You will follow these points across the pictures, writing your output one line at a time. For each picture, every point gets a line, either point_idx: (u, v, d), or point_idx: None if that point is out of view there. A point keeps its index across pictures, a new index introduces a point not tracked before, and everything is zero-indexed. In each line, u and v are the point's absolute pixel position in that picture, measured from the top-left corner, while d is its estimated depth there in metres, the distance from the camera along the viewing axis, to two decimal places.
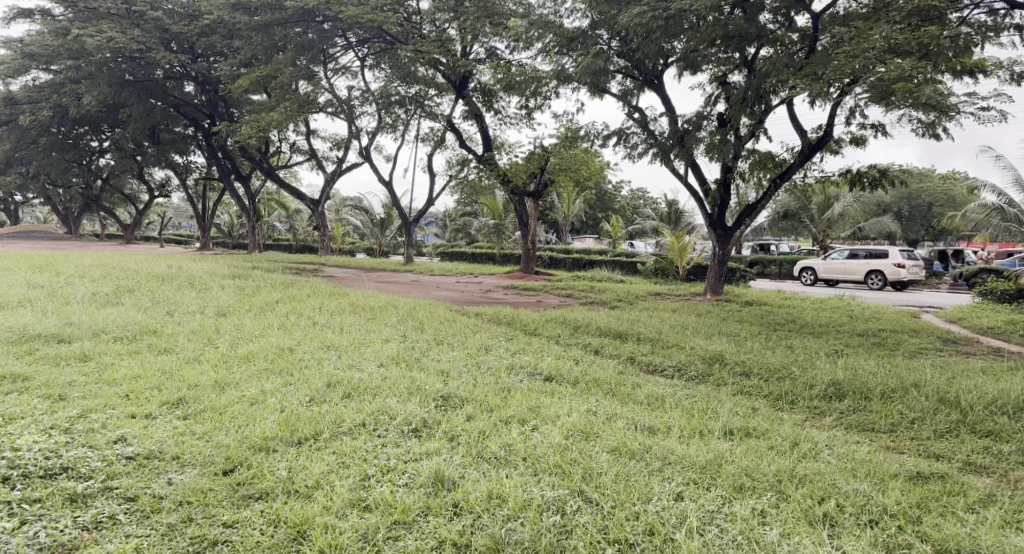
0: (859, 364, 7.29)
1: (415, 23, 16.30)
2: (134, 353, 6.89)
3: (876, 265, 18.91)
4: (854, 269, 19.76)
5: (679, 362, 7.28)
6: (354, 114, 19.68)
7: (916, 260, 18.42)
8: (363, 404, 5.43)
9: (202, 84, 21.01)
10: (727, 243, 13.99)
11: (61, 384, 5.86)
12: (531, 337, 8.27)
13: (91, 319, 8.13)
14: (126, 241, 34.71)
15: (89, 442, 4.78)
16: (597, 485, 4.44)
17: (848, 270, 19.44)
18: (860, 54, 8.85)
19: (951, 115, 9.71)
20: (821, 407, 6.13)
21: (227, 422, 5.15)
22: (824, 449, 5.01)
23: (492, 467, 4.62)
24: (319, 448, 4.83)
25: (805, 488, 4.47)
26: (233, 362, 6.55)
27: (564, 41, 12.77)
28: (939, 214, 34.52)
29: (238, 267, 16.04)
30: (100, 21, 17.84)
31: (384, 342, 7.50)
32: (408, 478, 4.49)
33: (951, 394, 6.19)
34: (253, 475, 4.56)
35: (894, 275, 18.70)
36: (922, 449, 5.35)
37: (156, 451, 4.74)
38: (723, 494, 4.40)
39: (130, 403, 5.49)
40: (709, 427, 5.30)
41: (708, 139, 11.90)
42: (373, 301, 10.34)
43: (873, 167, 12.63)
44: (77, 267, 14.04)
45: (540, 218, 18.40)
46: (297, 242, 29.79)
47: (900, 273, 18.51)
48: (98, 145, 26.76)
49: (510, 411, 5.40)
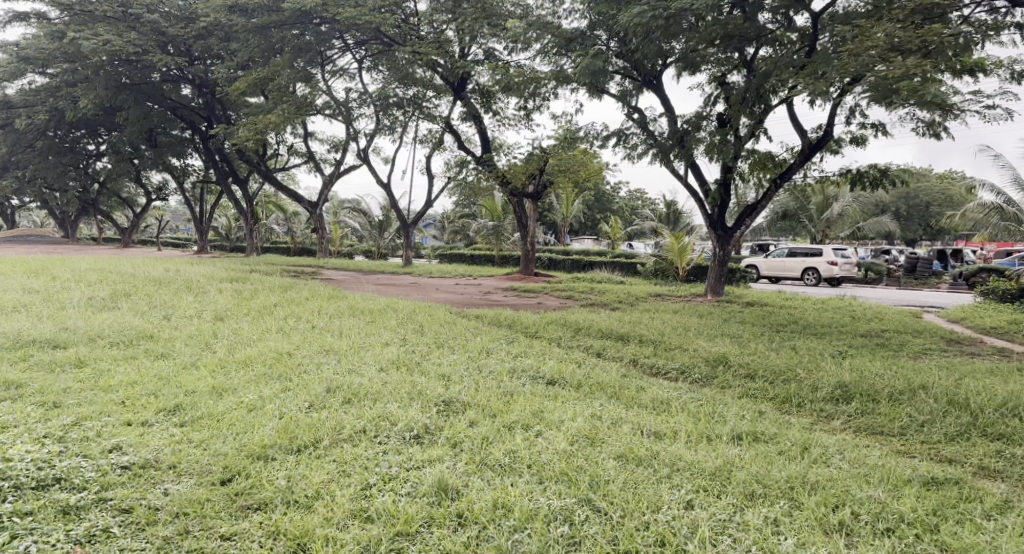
0: (865, 366, 7.19)
1: (413, 24, 16.22)
2: (131, 358, 6.77)
3: (811, 263, 20.33)
4: (794, 266, 21.12)
5: (682, 365, 7.18)
6: (352, 116, 19.57)
7: (848, 259, 19.80)
8: (363, 410, 5.33)
9: (199, 86, 20.93)
10: (727, 243, 13.90)
11: (55, 391, 5.75)
12: (532, 340, 8.17)
13: (88, 324, 8.02)
14: (123, 244, 34.62)
15: (83, 451, 4.67)
16: (605, 493, 4.35)
17: (787, 267, 20.83)
18: (863, 53, 8.78)
19: (955, 115, 9.63)
20: (828, 410, 6.04)
21: (224, 429, 5.04)
22: (836, 454, 4.91)
23: (496, 475, 4.52)
24: (319, 457, 4.73)
25: (817, 495, 4.38)
26: (230, 367, 6.44)
27: (562, 42, 12.68)
28: (938, 214, 34.49)
29: (236, 270, 15.92)
30: (96, 23, 17.74)
31: (384, 346, 7.40)
32: (410, 488, 4.39)
33: (960, 396, 6.09)
34: (252, 485, 4.45)
35: (827, 273, 20.10)
36: (933, 452, 5.27)
37: (152, 460, 4.63)
38: (734, 502, 4.30)
39: (125, 410, 5.38)
40: (716, 432, 5.21)
41: (708, 139, 11.81)
42: (372, 304, 10.23)
43: (874, 166, 12.55)
44: (73, 271, 13.91)
45: (539, 219, 18.29)
46: (295, 244, 29.67)
47: (834, 269, 19.90)
48: (95, 148, 26.66)
49: (513, 417, 5.30)
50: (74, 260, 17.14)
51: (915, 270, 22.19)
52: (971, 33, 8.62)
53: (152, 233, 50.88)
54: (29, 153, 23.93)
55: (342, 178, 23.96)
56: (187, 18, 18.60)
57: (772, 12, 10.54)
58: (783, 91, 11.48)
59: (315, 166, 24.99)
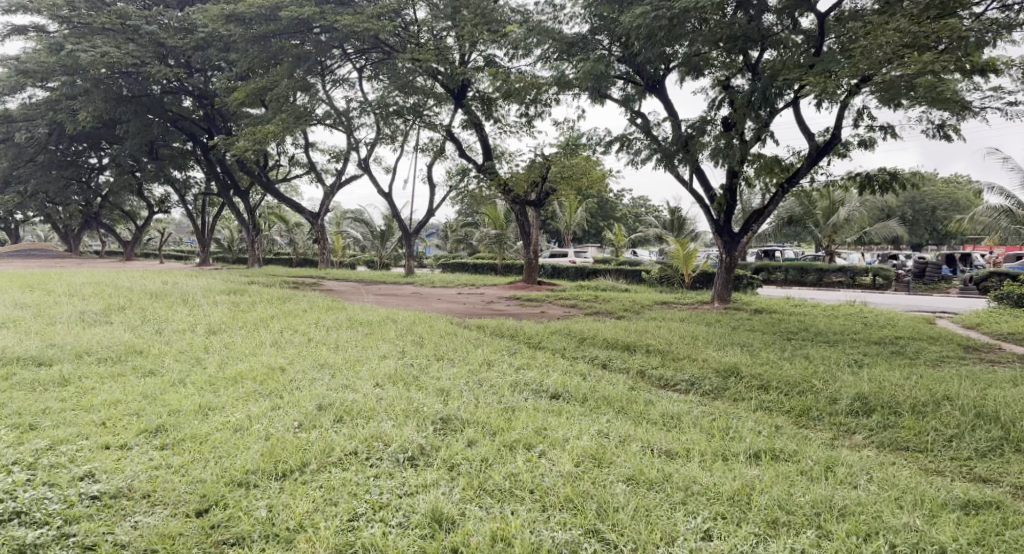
0: (884, 375, 6.87)
1: (413, 32, 15.92)
2: (118, 376, 6.47)
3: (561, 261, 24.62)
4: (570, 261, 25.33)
5: (692, 377, 6.85)
6: (352, 125, 19.33)
7: (582, 259, 23.80)
8: (356, 429, 4.99)
9: (199, 97, 20.70)
10: (734, 249, 13.50)
11: (34, 412, 5.44)
12: (535, 351, 7.84)
13: (77, 340, 7.71)
14: (124, 257, 34.45)
15: (51, 480, 4.37)
16: (614, 523, 4.03)
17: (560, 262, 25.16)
18: (876, 49, 8.45)
19: (971, 113, 9.28)
20: (848, 424, 5.72)
21: (206, 453, 4.72)
22: (862, 474, 4.58)
23: (495, 503, 4.20)
24: (305, 482, 4.41)
25: (847, 523, 4.05)
26: (220, 385, 6.12)
27: (563, 47, 12.40)
28: (944, 218, 34.28)
29: (235, 283, 15.57)
30: (95, 36, 17.53)
31: (382, 359, 7.09)
32: (403, 518, 4.07)
33: (989, 408, 5.74)
34: (228, 517, 4.14)
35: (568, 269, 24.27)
36: (966, 471, 4.96)
37: (124, 488, 4.33)
38: (757, 531, 3.98)
39: (105, 431, 5.07)
40: (733, 450, 4.87)
41: (713, 143, 11.48)
42: (370, 316, 9.92)
43: (883, 168, 12.16)
44: (69, 284, 13.62)
45: (539, 226, 17.97)
46: (297, 254, 29.35)
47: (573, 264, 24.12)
48: (97, 161, 26.51)
49: (514, 435, 4.96)
50: (16, 260, 27.70)
51: (924, 275, 21.72)
52: (987, 28, 8.33)
53: (156, 246, 50.87)
54: (30, 167, 23.81)
55: (343, 188, 23.73)
56: (186, 30, 18.31)
57: (778, 12, 10.23)
58: (788, 92, 11.18)
59: (316, 176, 24.76)
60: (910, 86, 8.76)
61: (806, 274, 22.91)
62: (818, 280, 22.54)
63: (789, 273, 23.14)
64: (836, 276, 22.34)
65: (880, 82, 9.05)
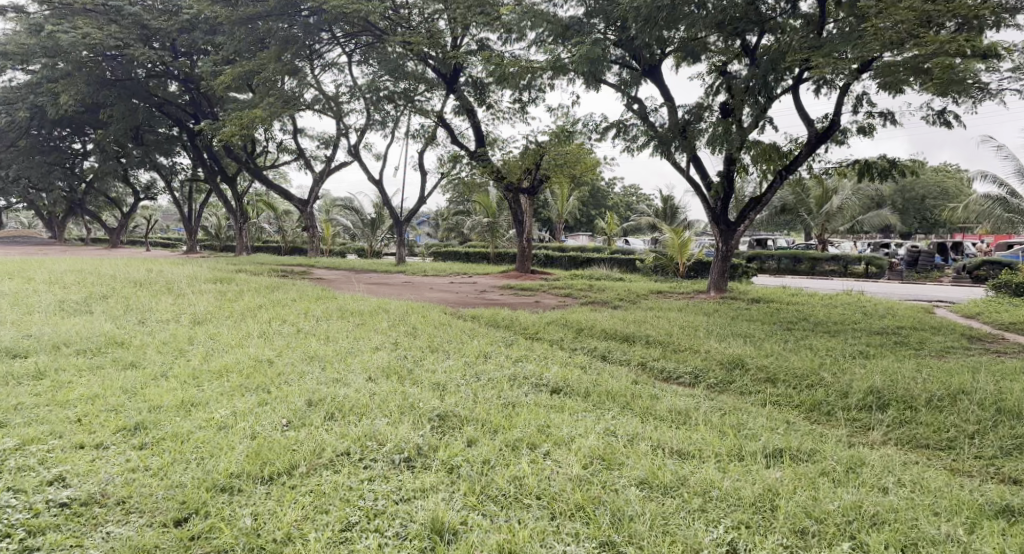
0: (894, 367, 6.61)
1: (403, 15, 15.49)
2: (96, 369, 6.11)
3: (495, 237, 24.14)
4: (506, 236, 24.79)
5: (695, 370, 6.58)
6: (341, 110, 18.88)
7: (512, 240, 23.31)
8: (347, 428, 4.68)
9: (185, 81, 20.14)
10: (730, 238, 13.20)
11: (4, 407, 5.08)
12: (532, 342, 7.56)
13: (56, 331, 7.34)
14: (110, 244, 33.70)
15: (15, 485, 4.06)
16: (630, 534, 3.76)
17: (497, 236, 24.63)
18: (891, 27, 8.15)
19: (988, 96, 8.98)
20: (862, 420, 5.47)
21: (187, 453, 4.42)
22: (889, 475, 4.32)
23: (500, 511, 3.92)
24: (294, 486, 4.11)
25: (882, 533, 3.80)
26: (202, 379, 5.78)
27: (558, 30, 11.96)
28: (933, 207, 34.34)
29: (222, 271, 15.07)
30: (75, 17, 16.93)
31: (373, 351, 6.77)
32: (399, 528, 3.78)
33: (1010, 402, 5.51)
34: (210, 528, 3.84)
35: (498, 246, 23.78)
36: (993, 471, 4.74)
37: (96, 495, 4.01)
38: (783, 543, 3.72)
39: (81, 429, 4.74)
40: (749, 449, 4.60)
41: (711, 130, 11.14)
42: (362, 305, 9.58)
43: (883, 155, 11.84)
44: (49, 273, 13.05)
45: (534, 212, 17.55)
46: (285, 243, 28.92)
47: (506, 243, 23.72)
48: (81, 146, 25.77)
49: (518, 433, 4.68)
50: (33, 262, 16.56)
51: (917, 263, 21.35)
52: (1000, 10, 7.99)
53: (140, 234, 49.91)
54: (11, 152, 23.39)
55: (332, 174, 23.29)
56: (170, 12, 17.84)
57: None
58: (788, 77, 10.87)
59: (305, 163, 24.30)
60: (922, 67, 8.47)
61: (800, 262, 22.71)
62: (811, 269, 22.34)
63: (783, 262, 22.93)
64: (830, 265, 22.12)
65: (888, 64, 8.80)
